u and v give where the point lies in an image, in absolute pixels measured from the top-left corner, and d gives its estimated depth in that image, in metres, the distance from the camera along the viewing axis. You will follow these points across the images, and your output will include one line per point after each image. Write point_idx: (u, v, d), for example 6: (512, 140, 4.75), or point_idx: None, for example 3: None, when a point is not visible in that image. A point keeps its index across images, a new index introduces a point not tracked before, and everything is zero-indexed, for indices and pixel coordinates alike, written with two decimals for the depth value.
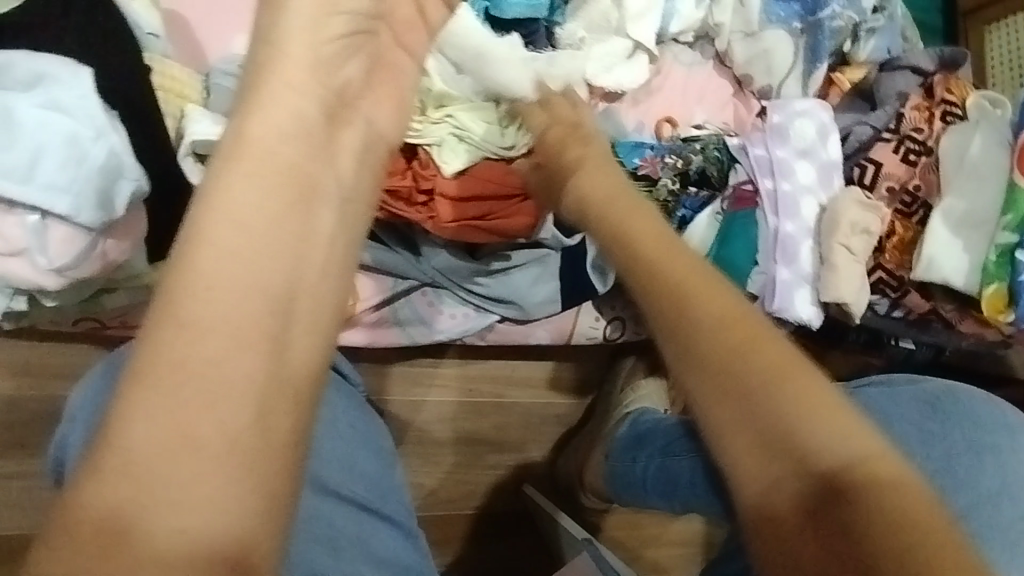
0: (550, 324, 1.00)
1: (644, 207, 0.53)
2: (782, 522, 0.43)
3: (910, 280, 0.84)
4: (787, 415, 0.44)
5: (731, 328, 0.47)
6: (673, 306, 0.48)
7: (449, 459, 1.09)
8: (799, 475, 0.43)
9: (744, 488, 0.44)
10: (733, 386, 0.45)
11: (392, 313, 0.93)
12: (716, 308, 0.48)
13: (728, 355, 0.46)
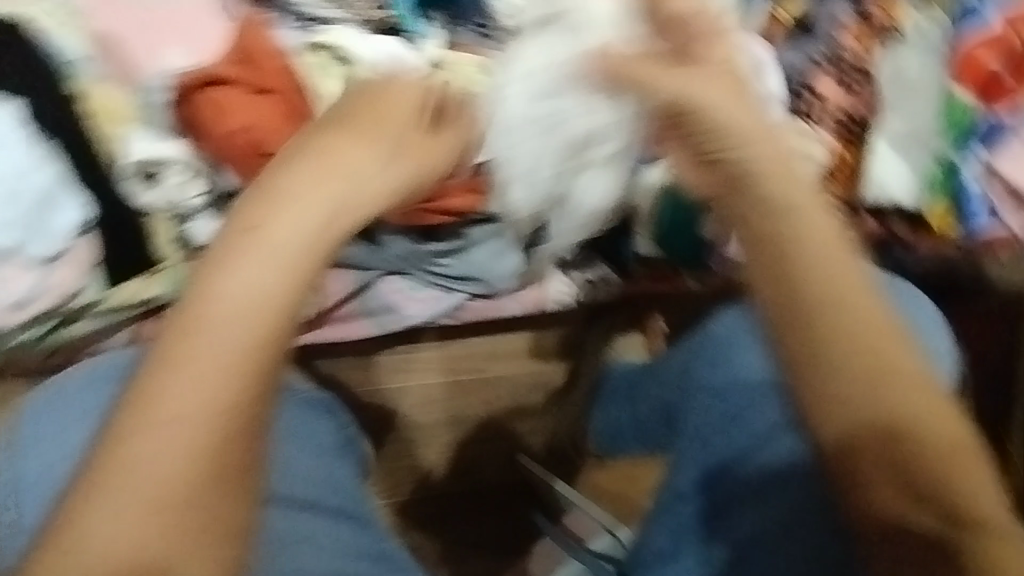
0: (519, 295, 1.01)
1: (782, 182, 0.54)
2: (849, 428, 0.50)
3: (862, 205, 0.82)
4: (880, 352, 0.51)
5: (835, 268, 0.52)
6: (799, 243, 0.52)
7: (441, 439, 1.14)
8: (853, 397, 0.50)
9: (829, 400, 0.50)
10: (826, 318, 0.51)
11: (360, 304, 0.94)
12: (856, 299, 0.51)
13: (833, 291, 0.51)
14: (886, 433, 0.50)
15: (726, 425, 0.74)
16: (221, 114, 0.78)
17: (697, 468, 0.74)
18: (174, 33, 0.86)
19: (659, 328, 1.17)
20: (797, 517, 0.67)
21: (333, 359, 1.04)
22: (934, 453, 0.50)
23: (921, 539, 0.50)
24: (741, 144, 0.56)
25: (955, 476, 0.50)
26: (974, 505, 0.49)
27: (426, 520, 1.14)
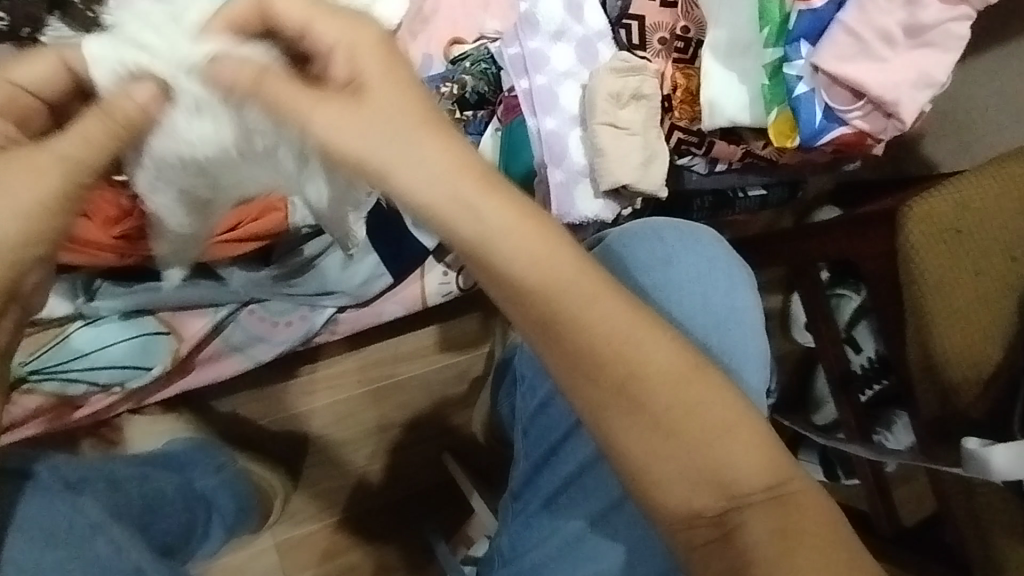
0: (396, 295, 0.95)
1: (514, 242, 0.47)
2: (621, 435, 0.49)
3: (707, 132, 0.76)
4: (635, 354, 0.48)
5: (588, 304, 0.48)
6: (515, 269, 0.47)
7: (363, 453, 1.08)
8: (616, 405, 0.48)
9: (597, 413, 0.49)
10: (569, 342, 0.48)
11: (223, 342, 0.90)
12: (615, 333, 0.48)
13: (573, 305, 0.48)
14: (664, 454, 0.49)
15: (536, 417, 0.71)
16: None
17: (529, 466, 0.70)
18: None
19: None
20: (611, 499, 0.67)
21: (225, 397, 1.01)
22: (703, 437, 0.49)
23: (709, 521, 0.50)
24: (431, 158, 0.47)
25: (725, 454, 0.50)
26: (744, 477, 0.50)
27: (374, 534, 1.07)
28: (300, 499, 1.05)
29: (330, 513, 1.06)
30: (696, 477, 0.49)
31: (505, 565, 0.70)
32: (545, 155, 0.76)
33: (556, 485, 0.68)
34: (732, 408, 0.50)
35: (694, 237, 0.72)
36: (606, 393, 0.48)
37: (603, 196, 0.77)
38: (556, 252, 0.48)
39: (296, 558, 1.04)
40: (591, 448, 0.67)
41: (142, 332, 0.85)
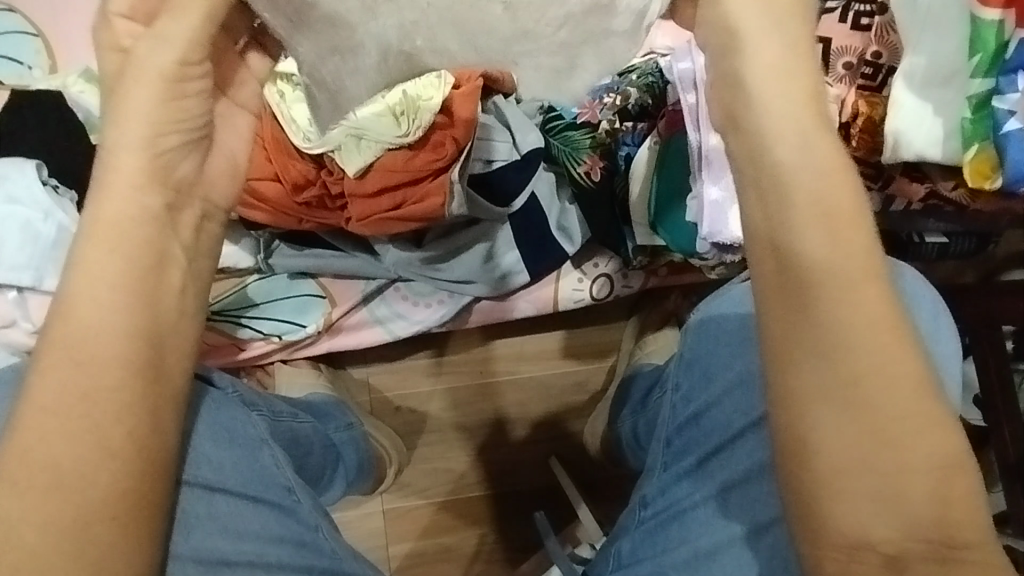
0: (532, 294, 0.98)
1: (821, 189, 0.45)
2: (827, 432, 0.45)
3: (886, 166, 0.71)
4: (881, 358, 0.45)
5: (847, 281, 0.44)
6: (795, 222, 0.45)
7: (475, 442, 1.11)
8: (829, 397, 0.45)
9: (807, 393, 0.46)
10: (808, 310, 0.45)
11: (368, 313, 0.98)
12: (861, 320, 0.45)
13: (837, 284, 0.44)
14: (859, 464, 0.45)
15: (683, 429, 0.67)
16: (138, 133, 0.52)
17: (671, 469, 0.66)
18: None
19: None
20: (767, 517, 0.59)
21: (364, 365, 1.10)
22: (913, 467, 0.45)
23: (882, 553, 0.46)
24: (770, 112, 0.46)
25: (929, 493, 0.45)
26: (943, 522, 0.45)
27: (472, 521, 1.10)
28: (411, 472, 1.10)
29: (436, 493, 1.10)
30: (885, 501, 0.45)
31: (622, 567, 0.65)
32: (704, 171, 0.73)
33: (699, 493, 0.63)
34: (951, 447, 0.45)
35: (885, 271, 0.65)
36: (821, 375, 0.45)
37: None
38: (843, 231, 0.45)
39: (400, 527, 1.10)
40: (757, 459, 0.61)
41: (303, 293, 0.96)
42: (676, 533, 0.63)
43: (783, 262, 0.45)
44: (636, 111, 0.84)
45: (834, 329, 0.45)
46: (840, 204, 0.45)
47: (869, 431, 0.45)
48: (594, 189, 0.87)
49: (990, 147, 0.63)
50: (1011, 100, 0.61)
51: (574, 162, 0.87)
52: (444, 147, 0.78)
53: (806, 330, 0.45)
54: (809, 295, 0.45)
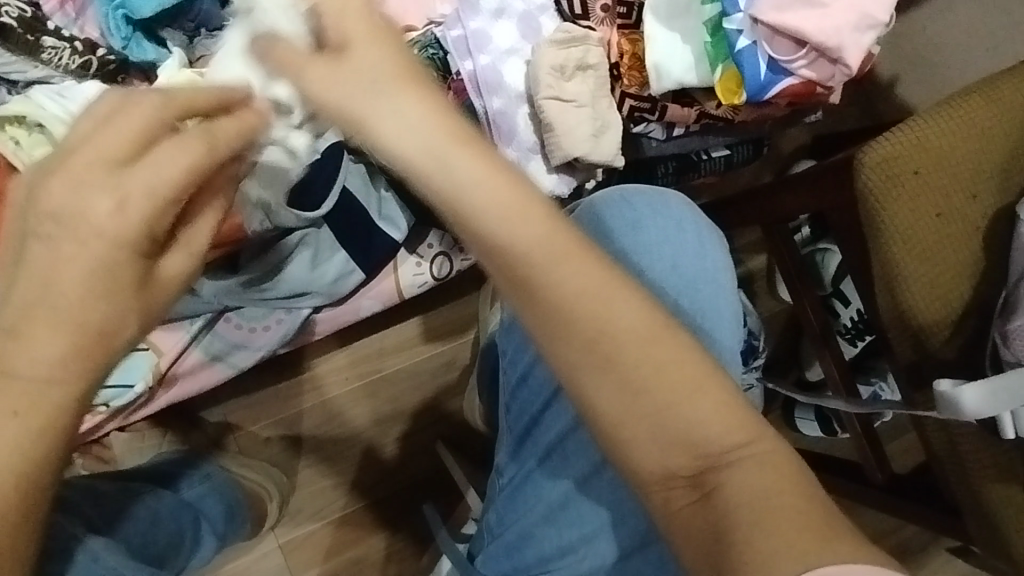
0: (370, 290, 0.95)
1: (498, 184, 0.44)
2: (596, 399, 0.46)
3: (658, 96, 0.75)
4: (611, 318, 0.45)
5: (550, 253, 0.44)
6: (484, 223, 0.44)
7: (358, 450, 1.08)
8: (581, 358, 0.45)
9: (567, 364, 0.46)
10: (532, 288, 0.45)
11: (203, 351, 0.90)
12: (573, 282, 0.45)
13: (543, 261, 0.44)
14: (627, 407, 0.45)
15: (517, 391, 0.68)
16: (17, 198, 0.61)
17: (515, 439, 0.67)
18: None
19: None
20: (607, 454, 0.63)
21: (218, 405, 1.03)
22: (673, 396, 0.46)
23: (684, 481, 0.47)
24: (415, 132, 0.44)
25: (692, 416, 0.46)
26: (716, 440, 0.46)
27: (374, 527, 1.08)
28: (300, 498, 1.06)
29: (331, 511, 1.07)
30: (664, 437, 0.46)
31: (494, 540, 0.66)
32: (496, 136, 0.75)
33: (540, 450, 0.65)
34: (700, 363, 0.46)
35: (651, 206, 0.65)
36: (563, 342, 0.45)
37: (555, 170, 0.75)
38: (531, 217, 0.44)
39: (303, 556, 1.06)
40: None
41: None
42: (533, 490, 0.65)
43: (496, 261, 0.45)
44: None
45: (559, 296, 0.45)
46: (517, 190, 0.44)
47: (624, 376, 0.45)
48: None
49: (731, 64, 0.71)
50: (737, 20, 0.70)
51: None
52: None
53: (536, 307, 0.45)
54: (528, 279, 0.45)
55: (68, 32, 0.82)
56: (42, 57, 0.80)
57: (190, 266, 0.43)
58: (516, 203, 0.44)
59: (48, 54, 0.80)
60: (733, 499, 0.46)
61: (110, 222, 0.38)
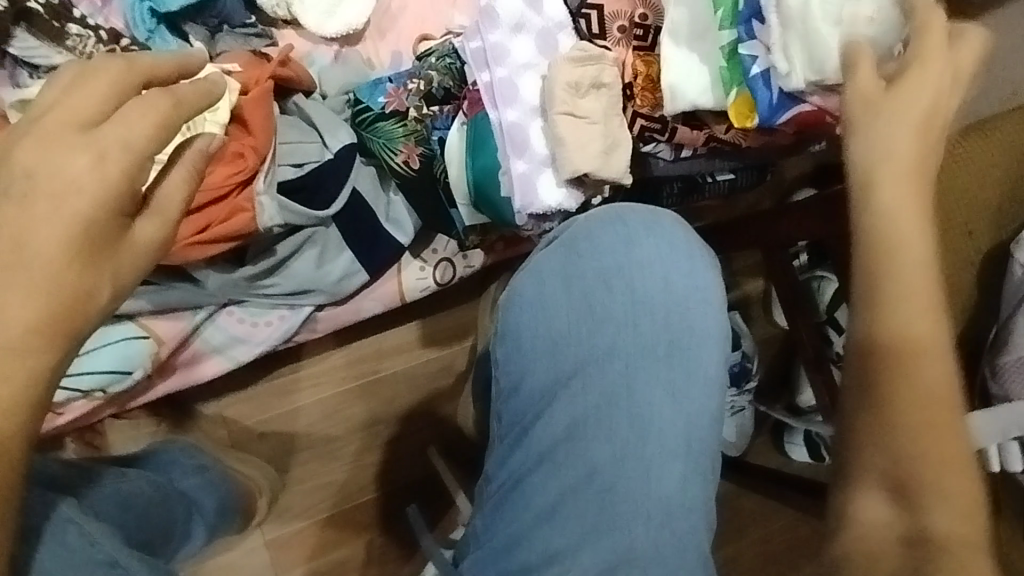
0: (373, 291, 0.96)
1: (906, 178, 0.52)
2: (852, 408, 0.51)
3: (670, 118, 0.77)
4: (926, 335, 0.50)
5: (920, 250, 0.50)
6: (877, 210, 0.51)
7: (350, 450, 1.09)
8: (904, 350, 0.49)
9: (861, 357, 0.50)
10: (888, 285, 0.50)
11: (204, 342, 0.91)
12: (919, 287, 0.50)
13: (887, 248, 0.51)
14: (928, 403, 0.49)
15: (509, 399, 0.66)
16: None
17: (504, 444, 0.65)
18: None
19: None
20: (597, 463, 0.62)
21: (214, 399, 1.03)
22: (946, 409, 0.49)
23: (888, 495, 0.48)
24: (903, 101, 0.52)
25: (925, 437, 0.48)
26: (933, 484, 0.48)
27: (362, 528, 1.08)
28: (289, 496, 1.06)
29: (319, 511, 1.07)
30: (894, 470, 0.48)
31: (480, 547, 0.64)
32: (510, 146, 0.76)
33: (531, 458, 0.63)
34: (949, 395, 0.50)
35: (619, 221, 0.67)
36: (899, 322, 0.50)
37: (566, 184, 0.76)
38: (918, 214, 0.51)
39: (288, 555, 1.06)
40: (576, 411, 0.63)
41: (123, 334, 0.85)
42: (523, 497, 0.62)
43: (863, 262, 0.51)
44: (439, 94, 0.87)
45: (891, 305, 0.50)
46: (916, 192, 0.52)
47: (911, 381, 0.49)
48: (415, 177, 0.88)
49: (745, 90, 0.73)
50: (752, 46, 0.72)
51: (390, 154, 0.87)
52: (243, 156, 0.76)
53: (889, 292, 0.50)
54: (881, 274, 0.50)
55: (93, 20, 0.83)
56: (66, 44, 0.81)
57: (159, 235, 0.47)
58: (898, 182, 0.51)
59: (72, 41, 0.81)
60: (927, 547, 0.48)
61: (89, 177, 0.42)
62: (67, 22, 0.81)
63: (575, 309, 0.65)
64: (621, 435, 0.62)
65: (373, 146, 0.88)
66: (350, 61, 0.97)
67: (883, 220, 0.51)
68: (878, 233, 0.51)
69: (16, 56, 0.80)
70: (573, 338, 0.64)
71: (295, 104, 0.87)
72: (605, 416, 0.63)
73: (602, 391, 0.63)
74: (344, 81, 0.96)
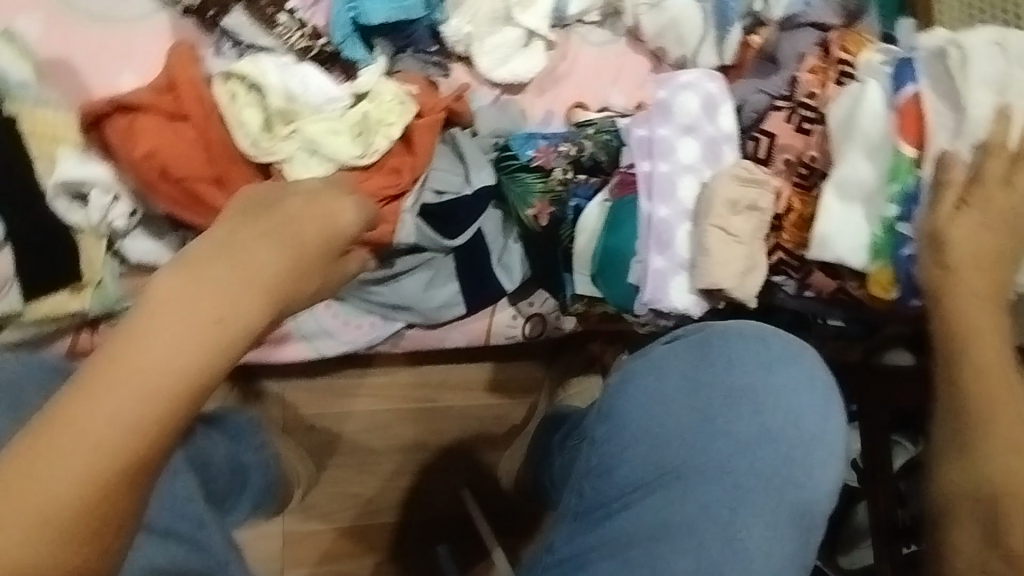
0: (464, 326, 0.98)
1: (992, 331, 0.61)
2: (959, 483, 0.56)
3: (809, 260, 0.78)
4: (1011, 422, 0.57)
5: (998, 368, 0.59)
6: (962, 334, 0.62)
7: (387, 468, 1.09)
8: (992, 436, 0.56)
9: (945, 452, 0.58)
10: (969, 390, 0.59)
11: (298, 326, 0.94)
12: (1002, 389, 0.58)
13: (981, 353, 0.61)
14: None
15: (594, 478, 0.65)
16: (136, 137, 0.73)
17: (576, 517, 0.64)
18: (119, 51, 0.90)
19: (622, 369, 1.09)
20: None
21: (281, 379, 1.05)
22: None
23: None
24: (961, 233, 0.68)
25: None
26: None
27: (376, 548, 1.08)
28: (317, 494, 1.06)
29: (340, 517, 1.07)
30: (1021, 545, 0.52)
31: None
32: (652, 240, 0.79)
33: (603, 545, 0.61)
34: None
35: (759, 341, 0.66)
36: (996, 416, 0.57)
37: (696, 291, 0.78)
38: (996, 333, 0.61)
39: (298, 551, 1.06)
40: (667, 513, 0.61)
41: None
42: None
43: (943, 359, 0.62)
44: (587, 164, 0.90)
45: (1010, 404, 0.57)
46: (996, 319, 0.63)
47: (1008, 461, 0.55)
48: (540, 233, 0.91)
49: (890, 266, 0.76)
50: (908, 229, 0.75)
51: (523, 205, 0.90)
52: (399, 172, 0.79)
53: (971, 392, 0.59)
54: (978, 375, 0.59)
55: (302, 15, 0.89)
56: (275, 30, 0.88)
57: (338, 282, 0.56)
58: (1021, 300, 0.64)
59: (280, 30, 0.88)
60: None
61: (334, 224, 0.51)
62: (280, 12, 0.88)
63: (692, 415, 0.64)
64: (709, 552, 0.60)
65: (509, 193, 0.91)
66: (507, 107, 1.02)
67: (975, 340, 0.61)
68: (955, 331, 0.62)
69: (226, 29, 0.88)
70: (681, 441, 0.64)
71: (454, 135, 0.91)
72: (698, 524, 0.61)
73: (700, 502, 0.62)
74: (496, 124, 1.00)
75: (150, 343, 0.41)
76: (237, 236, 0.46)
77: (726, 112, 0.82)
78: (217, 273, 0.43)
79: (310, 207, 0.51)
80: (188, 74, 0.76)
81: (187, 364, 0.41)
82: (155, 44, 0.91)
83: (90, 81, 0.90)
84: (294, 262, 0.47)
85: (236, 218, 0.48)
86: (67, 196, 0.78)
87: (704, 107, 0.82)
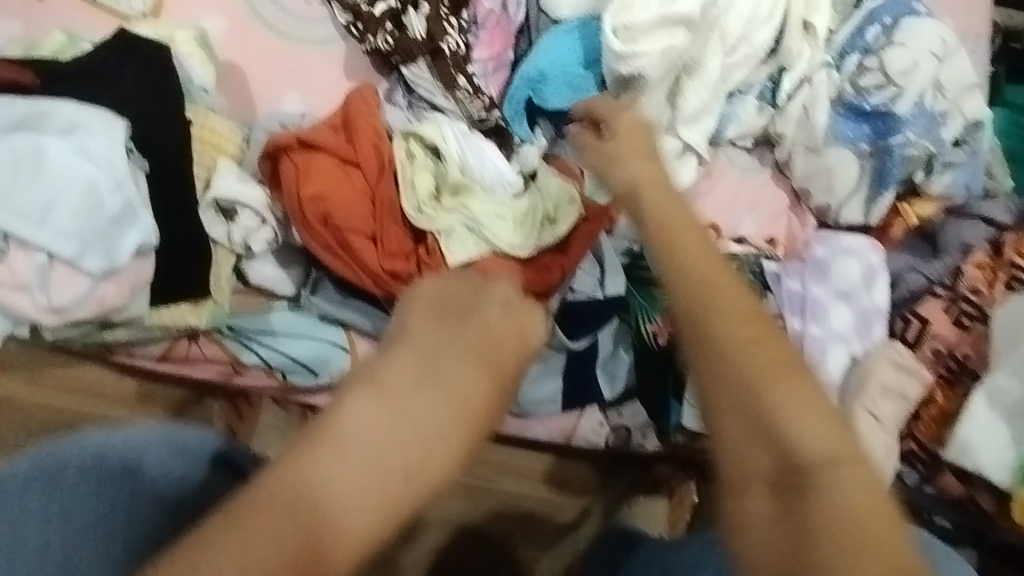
0: (552, 421, 0.91)
1: (717, 296, 0.45)
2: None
3: (942, 460, 0.75)
4: (764, 396, 0.42)
5: (746, 357, 0.43)
6: (686, 294, 0.45)
7: (430, 540, 1.07)
8: (745, 414, 0.42)
9: (738, 494, 0.41)
10: (765, 409, 0.42)
11: None
12: (775, 387, 0.42)
13: (773, 356, 0.43)
14: (862, 510, 0.38)
15: None
16: (310, 179, 0.72)
17: None
18: (286, 68, 0.88)
19: (689, 498, 1.06)
20: None
21: None
22: (824, 510, 0.39)
23: None
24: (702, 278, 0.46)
25: (834, 534, 0.38)
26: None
27: None
28: None
29: None
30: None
31: None
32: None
33: None
34: (846, 461, 0.40)
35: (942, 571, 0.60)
36: (741, 432, 0.42)
37: None
38: (731, 288, 0.45)
39: None
40: None
41: (329, 337, 0.82)
42: None
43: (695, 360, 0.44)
44: None
45: (783, 412, 0.41)
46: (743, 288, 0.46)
47: (748, 447, 0.41)
48: (657, 355, 0.87)
49: None
50: None
51: (647, 320, 0.88)
52: (550, 271, 0.76)
53: (763, 416, 0.42)
54: (785, 397, 0.42)
55: (478, 82, 0.88)
56: (454, 93, 0.87)
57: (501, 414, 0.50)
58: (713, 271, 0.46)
59: (460, 95, 0.87)
60: None
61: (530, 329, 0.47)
62: (460, 73, 0.86)
63: None
64: None
65: (636, 305, 0.89)
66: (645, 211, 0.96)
67: (734, 314, 0.44)
68: (697, 307, 0.45)
69: (404, 77, 0.88)
70: None
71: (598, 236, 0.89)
72: None
73: None
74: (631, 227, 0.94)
75: (350, 442, 0.38)
76: (436, 345, 0.44)
77: (885, 286, 0.79)
78: (428, 370, 0.43)
79: (507, 319, 0.47)
80: (368, 123, 0.75)
81: (375, 474, 0.38)
82: (324, 69, 0.89)
83: (254, 91, 0.88)
84: (496, 391, 0.44)
85: (438, 316, 0.46)
86: (215, 210, 0.77)
87: (865, 275, 0.79)
